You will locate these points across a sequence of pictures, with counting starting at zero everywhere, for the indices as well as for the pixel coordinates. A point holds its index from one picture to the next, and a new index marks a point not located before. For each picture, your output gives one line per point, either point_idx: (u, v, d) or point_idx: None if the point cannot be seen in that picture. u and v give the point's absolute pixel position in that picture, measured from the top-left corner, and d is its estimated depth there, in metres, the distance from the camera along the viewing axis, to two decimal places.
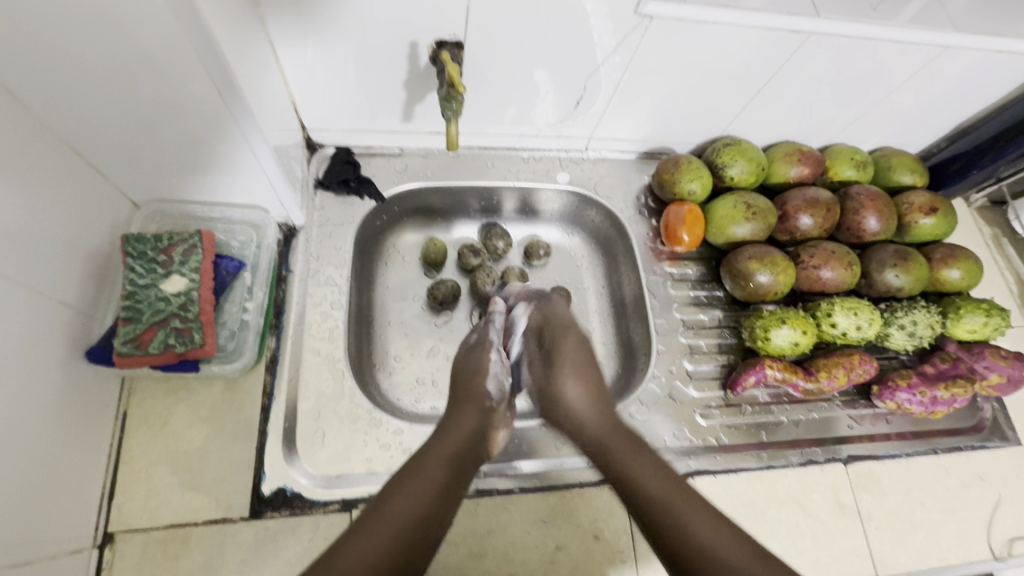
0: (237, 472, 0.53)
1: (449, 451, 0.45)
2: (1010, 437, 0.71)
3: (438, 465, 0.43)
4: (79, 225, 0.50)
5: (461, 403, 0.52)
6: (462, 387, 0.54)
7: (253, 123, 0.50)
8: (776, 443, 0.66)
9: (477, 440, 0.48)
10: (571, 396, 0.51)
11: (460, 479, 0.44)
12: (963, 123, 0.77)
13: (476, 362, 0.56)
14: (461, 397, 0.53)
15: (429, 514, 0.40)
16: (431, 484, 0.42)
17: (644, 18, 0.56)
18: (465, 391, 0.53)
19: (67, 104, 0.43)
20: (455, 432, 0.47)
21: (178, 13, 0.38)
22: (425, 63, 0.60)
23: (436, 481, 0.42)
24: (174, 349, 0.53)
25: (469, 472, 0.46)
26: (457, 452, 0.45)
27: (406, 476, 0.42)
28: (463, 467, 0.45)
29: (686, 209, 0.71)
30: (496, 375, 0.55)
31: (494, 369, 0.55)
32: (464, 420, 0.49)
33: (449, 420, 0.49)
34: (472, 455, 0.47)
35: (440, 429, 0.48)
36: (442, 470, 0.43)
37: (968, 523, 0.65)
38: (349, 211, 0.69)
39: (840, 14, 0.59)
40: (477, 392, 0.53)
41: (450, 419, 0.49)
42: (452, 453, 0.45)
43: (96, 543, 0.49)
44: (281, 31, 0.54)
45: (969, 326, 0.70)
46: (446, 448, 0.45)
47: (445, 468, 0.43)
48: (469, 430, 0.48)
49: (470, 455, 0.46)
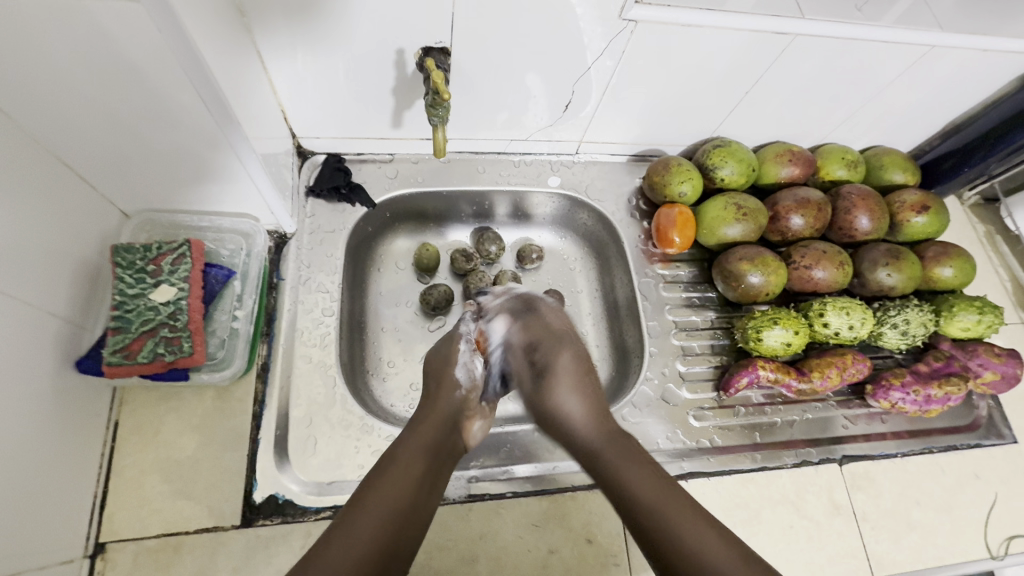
0: (229, 480, 0.53)
1: (425, 440, 0.46)
2: (1006, 434, 0.71)
3: (416, 457, 0.44)
4: (68, 236, 0.50)
5: (431, 397, 0.52)
6: (433, 380, 0.54)
7: (239, 132, 0.50)
8: (770, 444, 0.65)
9: (451, 429, 0.49)
10: (566, 408, 0.50)
11: (437, 470, 0.45)
12: (953, 121, 0.78)
13: (444, 354, 0.56)
14: (433, 390, 0.53)
15: (410, 506, 0.40)
16: (410, 476, 0.42)
17: (630, 21, 0.56)
18: (437, 382, 0.54)
19: (54, 116, 0.43)
20: (429, 423, 0.48)
21: (158, 26, 0.38)
22: (412, 70, 0.61)
23: (415, 473, 0.43)
24: (164, 359, 0.53)
25: (444, 462, 0.47)
26: (434, 441, 0.46)
27: (385, 468, 0.42)
28: (441, 457, 0.46)
29: (677, 211, 0.71)
30: (466, 366, 0.55)
31: (464, 358, 0.55)
32: (437, 410, 0.50)
33: (423, 412, 0.50)
34: (448, 444, 0.48)
35: (415, 421, 0.49)
36: (419, 462, 0.44)
37: (965, 522, 0.65)
38: (341, 218, 0.70)
39: (824, 16, 0.59)
40: (448, 387, 0.53)
41: (422, 411, 0.50)
42: (429, 442, 0.46)
43: (88, 552, 0.49)
44: (268, 41, 0.54)
45: (963, 324, 0.70)
46: (422, 438, 0.46)
47: (423, 460, 0.44)
48: (442, 421, 0.49)
49: (445, 447, 0.47)
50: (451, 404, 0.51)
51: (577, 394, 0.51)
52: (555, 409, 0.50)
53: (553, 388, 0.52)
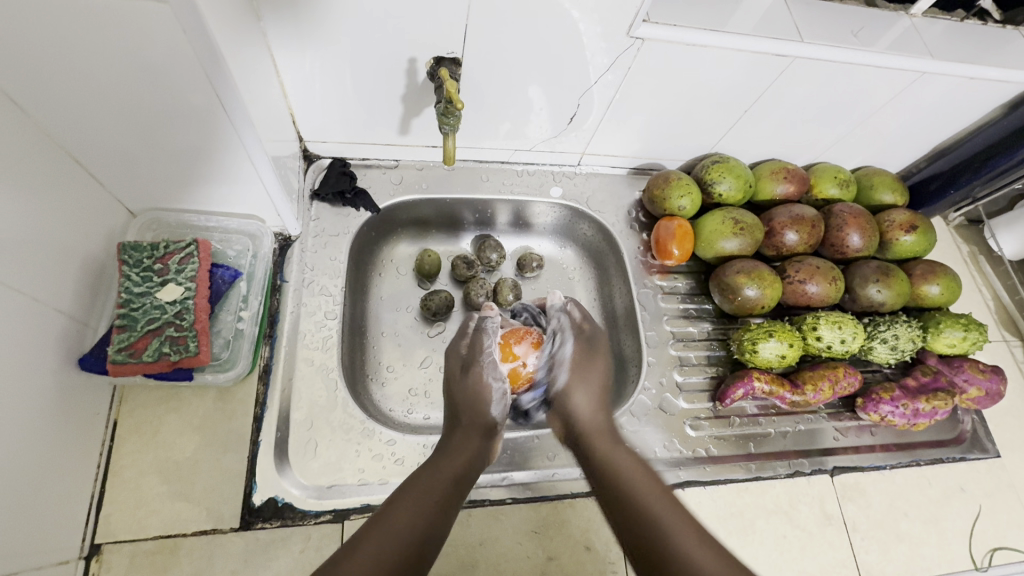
0: (229, 482, 0.53)
1: (454, 466, 0.49)
2: (990, 449, 0.73)
3: (441, 480, 0.46)
4: (76, 233, 0.50)
5: (460, 428, 0.54)
6: (466, 413, 0.56)
7: (253, 134, 0.51)
8: (764, 455, 0.66)
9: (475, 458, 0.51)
10: (575, 404, 0.57)
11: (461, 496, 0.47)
12: (940, 145, 0.80)
13: (473, 390, 0.58)
14: (466, 421, 0.56)
15: (432, 525, 0.42)
16: (436, 493, 0.45)
17: (637, 39, 0.58)
18: (469, 412, 0.56)
19: (69, 113, 0.44)
20: (457, 452, 0.51)
21: (184, 27, 0.39)
22: (423, 78, 0.62)
23: (439, 491, 0.45)
24: (169, 358, 0.53)
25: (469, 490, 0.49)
26: (461, 470, 0.49)
27: (410, 487, 0.45)
28: (465, 485, 0.48)
29: (676, 224, 0.73)
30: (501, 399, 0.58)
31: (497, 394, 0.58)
32: (466, 439, 0.53)
33: (452, 440, 0.53)
34: (472, 473, 0.50)
35: (445, 446, 0.52)
36: (442, 485, 0.46)
37: (950, 533, 0.66)
38: (345, 222, 0.70)
39: (821, 40, 0.62)
40: (479, 420, 0.56)
41: (447, 443, 0.52)
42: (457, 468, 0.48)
43: (83, 554, 0.48)
44: (282, 46, 0.55)
45: (949, 340, 0.72)
46: (452, 462, 0.49)
47: (448, 480, 0.47)
48: (469, 452, 0.51)
49: (470, 474, 0.50)
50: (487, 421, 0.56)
51: (587, 393, 0.58)
52: (568, 403, 0.57)
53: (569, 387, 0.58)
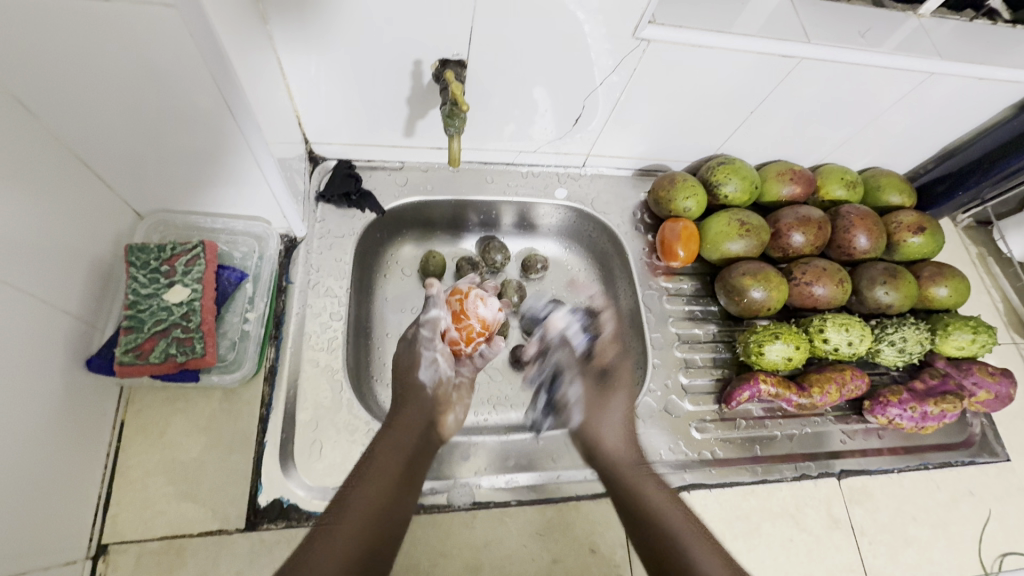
0: (235, 483, 0.53)
1: (396, 447, 0.54)
2: (999, 452, 0.72)
3: (383, 467, 0.52)
4: (84, 235, 0.50)
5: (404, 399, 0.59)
6: (402, 380, 0.61)
7: (259, 136, 0.51)
8: (770, 458, 0.66)
9: (424, 430, 0.57)
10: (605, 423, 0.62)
11: (413, 472, 0.53)
12: (948, 146, 0.80)
13: (412, 354, 0.62)
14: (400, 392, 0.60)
15: (384, 510, 0.48)
16: (382, 481, 0.50)
17: (642, 41, 0.58)
18: (403, 388, 0.60)
19: (77, 116, 0.44)
20: (402, 427, 0.56)
21: (192, 31, 0.39)
22: (428, 81, 0.62)
23: (387, 479, 0.51)
24: (175, 359, 0.53)
25: (413, 468, 0.53)
26: (406, 446, 0.54)
27: (360, 479, 0.51)
28: (415, 461, 0.54)
29: (682, 225, 0.73)
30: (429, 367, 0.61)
31: (428, 360, 0.61)
32: (404, 416, 0.57)
33: (395, 414, 0.58)
34: (422, 445, 0.56)
35: (388, 426, 0.56)
36: (392, 466, 0.52)
37: (959, 537, 0.66)
38: (350, 223, 0.70)
39: (828, 41, 0.61)
40: (415, 390, 0.60)
41: (396, 412, 0.58)
42: (403, 448, 0.54)
43: (90, 554, 0.49)
44: (287, 47, 0.55)
45: (958, 343, 0.71)
46: (395, 442, 0.54)
47: (395, 463, 0.52)
48: (418, 424, 0.57)
49: (423, 446, 0.56)
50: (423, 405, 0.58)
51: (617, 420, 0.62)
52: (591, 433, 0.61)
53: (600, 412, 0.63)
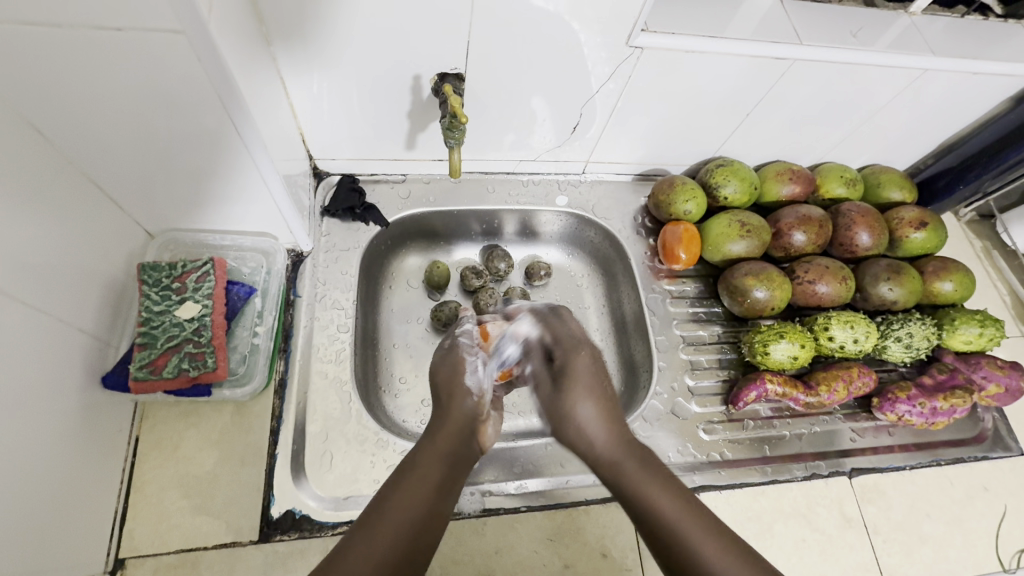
0: (248, 495, 0.54)
1: (441, 449, 0.46)
2: (1013, 447, 0.71)
3: (429, 467, 0.45)
4: (98, 256, 0.52)
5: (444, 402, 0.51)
6: (444, 387, 0.52)
7: (264, 152, 0.52)
8: (780, 458, 0.66)
9: (468, 436, 0.49)
10: (585, 416, 0.48)
11: (454, 478, 0.46)
12: (947, 141, 0.80)
13: (454, 362, 0.53)
14: (445, 396, 0.51)
15: (426, 516, 0.42)
16: (427, 486, 0.43)
17: (636, 48, 0.59)
18: (446, 394, 0.51)
19: (90, 140, 0.46)
20: (446, 430, 0.48)
21: (199, 55, 0.41)
22: (428, 94, 0.63)
23: (433, 483, 0.44)
24: (188, 373, 0.54)
25: (457, 474, 0.46)
26: (452, 449, 0.47)
27: (405, 478, 0.44)
28: (458, 464, 0.47)
29: (682, 228, 0.73)
30: (476, 371, 0.53)
31: (473, 364, 0.53)
32: (453, 418, 0.49)
33: (439, 417, 0.50)
34: (466, 451, 0.48)
35: (432, 429, 0.49)
36: (434, 471, 0.44)
37: (975, 534, 0.65)
38: (355, 236, 0.71)
39: (820, 41, 0.62)
40: (460, 398, 0.51)
41: (439, 417, 0.50)
42: (447, 450, 0.46)
43: (108, 568, 0.49)
44: (290, 68, 0.57)
45: (965, 337, 0.71)
46: (436, 447, 0.47)
47: (440, 467, 0.45)
48: (461, 427, 0.49)
49: (464, 452, 0.48)
50: (466, 411, 0.50)
51: (599, 405, 0.48)
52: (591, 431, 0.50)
53: (572, 395, 0.49)
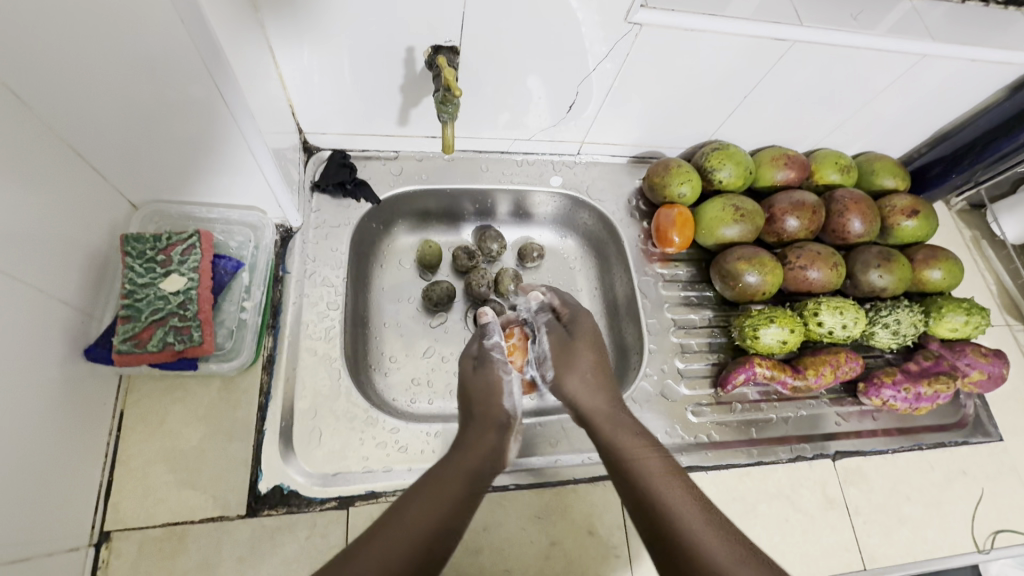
0: (235, 471, 0.53)
1: (467, 466, 0.48)
2: (992, 433, 0.73)
3: (453, 482, 0.46)
4: (79, 226, 0.50)
5: (475, 421, 0.54)
6: (477, 405, 0.55)
7: (253, 125, 0.51)
8: (765, 440, 0.67)
9: (489, 458, 0.51)
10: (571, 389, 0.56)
11: (473, 499, 0.47)
12: (941, 129, 0.80)
13: (485, 379, 0.57)
14: (478, 413, 0.54)
15: (443, 523, 0.42)
16: (448, 496, 0.44)
17: (634, 25, 0.58)
18: (479, 412, 0.54)
19: (72, 106, 0.44)
20: (470, 448, 0.50)
21: (181, 16, 0.39)
22: (421, 68, 0.62)
23: (454, 495, 0.45)
24: (173, 347, 0.54)
25: (475, 493, 0.47)
26: (476, 467, 0.49)
27: (428, 488, 0.45)
28: (478, 484, 0.48)
29: (676, 211, 0.73)
30: (512, 394, 0.57)
31: (510, 387, 0.57)
32: (479, 440, 0.51)
33: (464, 438, 0.52)
34: (485, 473, 0.50)
35: (457, 446, 0.50)
36: (459, 484, 0.46)
37: (952, 516, 0.66)
38: (345, 213, 0.70)
39: (820, 24, 0.61)
40: (494, 415, 0.54)
41: (467, 436, 0.52)
42: (470, 468, 0.48)
43: (92, 541, 0.49)
44: (278, 37, 0.55)
45: (952, 325, 0.72)
46: (461, 461, 0.48)
47: (462, 482, 0.46)
48: (483, 447, 0.51)
49: (483, 473, 0.49)
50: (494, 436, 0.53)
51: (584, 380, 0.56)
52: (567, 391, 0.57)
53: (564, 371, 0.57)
